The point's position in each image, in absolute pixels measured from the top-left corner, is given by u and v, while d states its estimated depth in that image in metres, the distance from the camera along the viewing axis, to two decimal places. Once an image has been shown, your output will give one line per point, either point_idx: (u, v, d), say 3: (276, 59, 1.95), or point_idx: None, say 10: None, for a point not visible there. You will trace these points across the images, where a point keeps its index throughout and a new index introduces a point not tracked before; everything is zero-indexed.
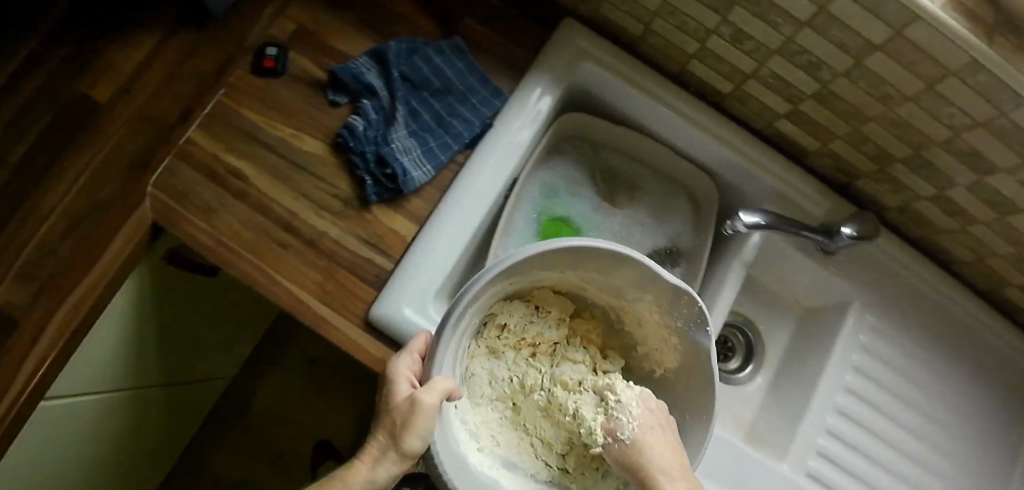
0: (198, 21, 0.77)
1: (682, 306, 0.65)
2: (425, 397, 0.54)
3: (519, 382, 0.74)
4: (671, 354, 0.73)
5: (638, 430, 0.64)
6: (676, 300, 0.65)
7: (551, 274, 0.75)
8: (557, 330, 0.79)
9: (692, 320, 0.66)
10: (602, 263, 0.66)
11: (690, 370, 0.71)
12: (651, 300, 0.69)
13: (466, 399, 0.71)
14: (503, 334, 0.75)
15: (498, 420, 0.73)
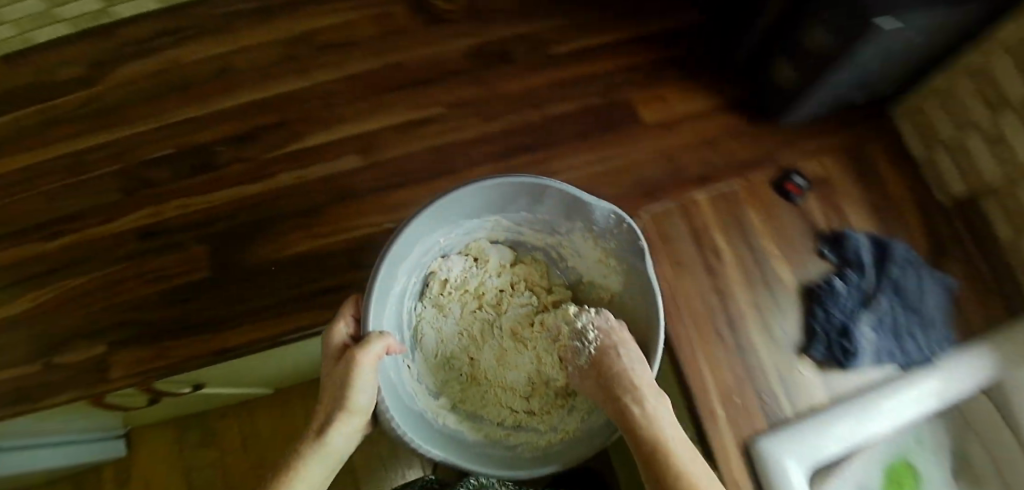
0: (454, 31, 0.83)
1: (603, 224, 0.68)
2: (361, 355, 0.52)
3: (468, 333, 0.75)
4: (614, 279, 0.75)
5: (602, 341, 0.64)
6: (596, 217, 0.68)
7: (487, 219, 0.76)
8: (500, 278, 0.78)
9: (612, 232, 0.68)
10: (526, 198, 0.70)
11: (630, 282, 0.71)
12: (582, 227, 0.72)
13: (418, 356, 0.75)
14: (446, 290, 0.77)
15: (457, 377, 0.75)
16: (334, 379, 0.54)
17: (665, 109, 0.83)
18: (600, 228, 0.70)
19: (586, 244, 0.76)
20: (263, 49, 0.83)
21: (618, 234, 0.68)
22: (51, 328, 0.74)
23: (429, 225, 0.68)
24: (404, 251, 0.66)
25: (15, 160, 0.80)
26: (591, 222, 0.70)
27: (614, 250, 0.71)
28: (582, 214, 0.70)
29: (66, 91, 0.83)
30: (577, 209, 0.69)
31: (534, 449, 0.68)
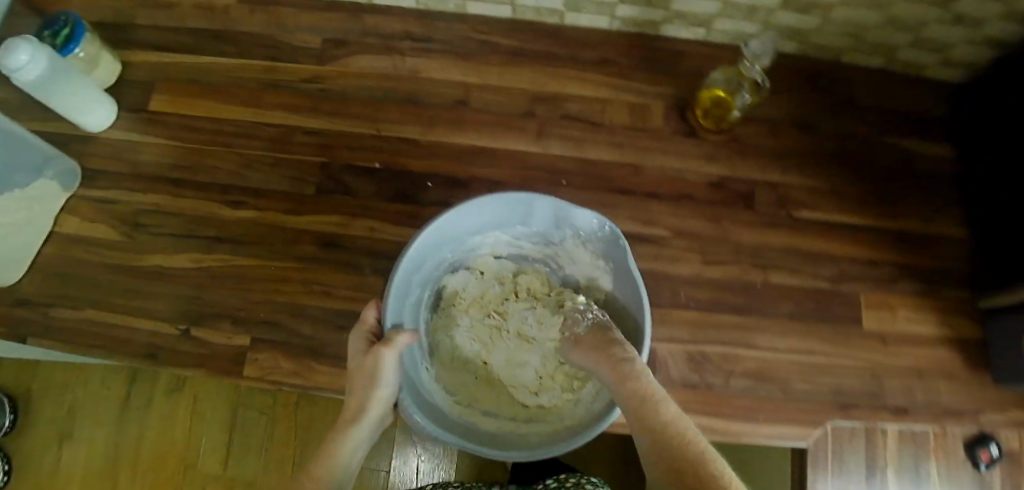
0: (707, 153, 0.77)
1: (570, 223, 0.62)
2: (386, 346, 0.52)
3: (483, 339, 0.68)
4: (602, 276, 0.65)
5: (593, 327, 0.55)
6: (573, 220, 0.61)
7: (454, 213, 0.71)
8: (501, 287, 0.71)
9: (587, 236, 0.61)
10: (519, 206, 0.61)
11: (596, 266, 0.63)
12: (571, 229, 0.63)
13: (466, 386, 0.67)
14: (458, 298, 0.70)
15: (478, 382, 0.67)
16: (359, 366, 0.53)
17: (891, 323, 0.75)
18: (587, 232, 0.62)
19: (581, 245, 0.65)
20: (509, 95, 0.78)
21: (612, 246, 0.61)
22: (204, 299, 0.69)
23: (438, 239, 0.60)
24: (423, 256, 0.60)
25: (221, 99, 0.76)
26: (578, 225, 0.62)
27: (601, 250, 0.63)
28: (570, 219, 0.61)
29: (298, 61, 0.78)
30: (565, 215, 0.61)
31: (544, 435, 0.59)
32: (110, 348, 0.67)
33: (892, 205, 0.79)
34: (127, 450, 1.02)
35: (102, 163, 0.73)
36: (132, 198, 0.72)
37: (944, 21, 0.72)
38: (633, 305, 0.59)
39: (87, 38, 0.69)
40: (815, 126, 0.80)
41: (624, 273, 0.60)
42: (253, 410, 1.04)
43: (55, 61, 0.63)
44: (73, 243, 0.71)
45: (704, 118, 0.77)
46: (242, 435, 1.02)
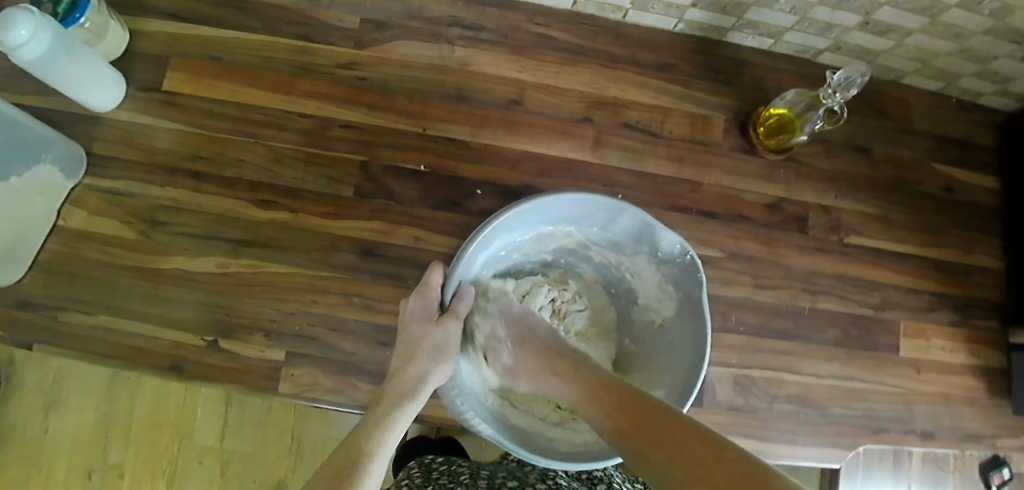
0: (764, 171, 0.75)
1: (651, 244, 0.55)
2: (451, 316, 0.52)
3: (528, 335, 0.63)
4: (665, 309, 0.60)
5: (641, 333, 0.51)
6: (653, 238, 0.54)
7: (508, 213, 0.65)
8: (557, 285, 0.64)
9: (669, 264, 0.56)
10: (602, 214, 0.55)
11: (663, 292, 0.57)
12: (648, 251, 0.57)
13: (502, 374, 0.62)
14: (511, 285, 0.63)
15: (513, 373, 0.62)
16: (420, 337, 0.51)
17: (926, 351, 0.75)
18: (664, 258, 0.56)
19: (652, 271, 0.59)
20: (566, 96, 0.73)
21: (685, 279, 0.54)
22: (234, 306, 0.64)
23: (510, 228, 0.53)
24: (494, 238, 0.54)
25: (253, 84, 0.69)
26: (657, 249, 0.56)
27: (672, 279, 0.57)
28: (650, 238, 0.55)
29: (335, 43, 0.71)
30: (646, 235, 0.55)
31: (568, 445, 0.54)
32: (131, 359, 0.62)
33: (941, 232, 0.77)
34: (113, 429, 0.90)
35: (115, 150, 0.67)
36: (149, 191, 0.66)
37: (1015, 56, 0.70)
38: (692, 350, 0.54)
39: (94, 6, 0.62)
40: (871, 149, 0.77)
41: (692, 311, 0.54)
42: (248, 408, 0.92)
43: (57, 37, 0.55)
44: (83, 238, 0.65)
45: (767, 137, 0.73)
46: (235, 433, 0.92)
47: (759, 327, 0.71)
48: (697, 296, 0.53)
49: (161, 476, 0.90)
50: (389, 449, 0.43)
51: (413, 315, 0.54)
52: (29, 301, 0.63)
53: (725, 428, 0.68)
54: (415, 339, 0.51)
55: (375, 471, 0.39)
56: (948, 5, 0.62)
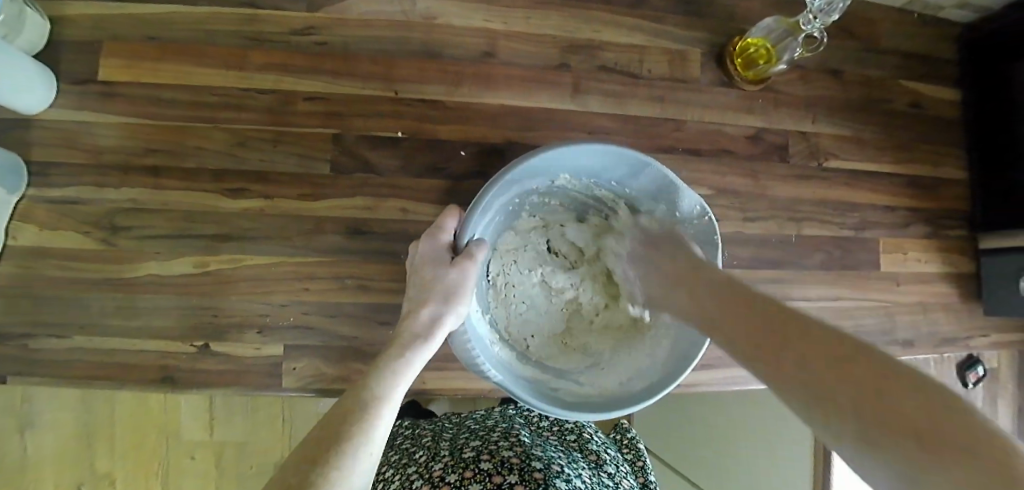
0: (742, 102, 0.74)
1: (672, 199, 0.52)
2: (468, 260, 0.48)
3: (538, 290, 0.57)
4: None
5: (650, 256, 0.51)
6: (671, 195, 0.52)
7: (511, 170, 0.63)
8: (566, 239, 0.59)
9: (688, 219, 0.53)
10: (625, 168, 0.52)
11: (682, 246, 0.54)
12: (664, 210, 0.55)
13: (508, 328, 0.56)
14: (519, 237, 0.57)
15: (523, 324, 0.56)
16: (435, 280, 0.47)
17: (903, 263, 0.78)
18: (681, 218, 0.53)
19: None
20: (540, 43, 0.69)
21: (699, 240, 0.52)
22: (219, 305, 0.61)
23: (527, 173, 0.50)
24: (512, 186, 0.50)
25: (198, 62, 0.63)
26: (675, 209, 0.53)
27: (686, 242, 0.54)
28: (670, 196, 0.52)
29: (284, 7, 0.64)
30: (665, 191, 0.52)
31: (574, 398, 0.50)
32: (120, 375, 0.59)
33: (914, 147, 0.79)
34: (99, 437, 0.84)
35: (54, 154, 0.61)
36: (101, 196, 0.60)
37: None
38: None
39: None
40: (845, 71, 0.77)
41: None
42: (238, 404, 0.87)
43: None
44: (38, 256, 0.60)
45: (745, 69, 0.72)
46: (227, 423, 0.86)
47: (749, 259, 0.73)
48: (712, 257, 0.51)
49: (159, 475, 0.86)
50: (396, 399, 0.40)
51: (428, 255, 0.50)
52: None
53: (726, 360, 0.71)
54: (430, 282, 0.48)
55: (384, 422, 0.37)
56: None
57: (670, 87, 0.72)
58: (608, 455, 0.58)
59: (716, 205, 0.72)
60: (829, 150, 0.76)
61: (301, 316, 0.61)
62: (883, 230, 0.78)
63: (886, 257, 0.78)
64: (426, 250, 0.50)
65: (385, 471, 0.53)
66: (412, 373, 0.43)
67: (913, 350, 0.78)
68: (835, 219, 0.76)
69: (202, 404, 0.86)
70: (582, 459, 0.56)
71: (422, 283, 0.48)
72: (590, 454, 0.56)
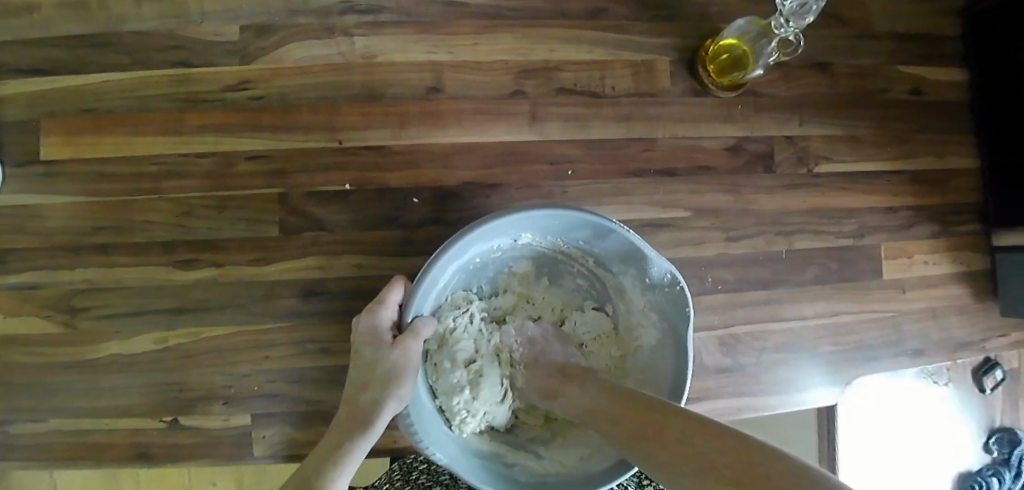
0: (717, 110, 0.68)
1: (643, 266, 0.49)
2: (408, 339, 0.45)
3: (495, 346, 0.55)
4: (646, 333, 0.54)
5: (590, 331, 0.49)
6: (642, 263, 0.49)
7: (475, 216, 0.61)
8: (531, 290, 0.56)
9: (658, 287, 0.50)
10: (590, 230, 0.49)
11: (651, 311, 0.52)
12: (635, 273, 0.51)
13: None
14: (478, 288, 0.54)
15: None
16: (374, 363, 0.45)
17: (909, 269, 0.72)
18: (652, 283, 0.50)
19: (637, 295, 0.54)
20: (489, 70, 0.64)
21: (671, 309, 0.49)
22: (182, 379, 0.60)
23: (485, 234, 0.47)
24: (467, 247, 0.47)
25: (138, 133, 0.62)
26: (646, 274, 0.50)
27: (658, 308, 0.51)
28: (639, 261, 0.49)
29: (217, 63, 0.62)
30: (634, 257, 0.49)
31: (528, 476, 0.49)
32: (95, 456, 0.60)
33: (914, 140, 0.72)
34: None
35: (7, 241, 0.61)
36: (58, 278, 0.61)
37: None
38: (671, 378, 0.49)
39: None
40: (831, 63, 0.69)
41: (673, 346, 0.49)
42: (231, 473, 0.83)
43: None
44: (5, 345, 0.60)
45: (719, 75, 0.65)
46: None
47: (736, 281, 0.68)
48: (682, 330, 0.48)
49: None
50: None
51: (367, 335, 0.47)
52: None
53: (714, 392, 0.67)
54: (369, 366, 0.46)
55: None
56: None
57: (637, 104, 0.67)
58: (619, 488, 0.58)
59: (695, 227, 0.67)
60: (818, 153, 0.69)
61: (263, 383, 0.61)
62: (885, 235, 0.71)
63: (889, 263, 0.71)
64: (365, 329, 0.48)
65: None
66: (352, 460, 0.42)
67: (924, 362, 0.72)
68: (829, 229, 0.70)
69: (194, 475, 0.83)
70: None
71: (365, 363, 0.46)
72: None
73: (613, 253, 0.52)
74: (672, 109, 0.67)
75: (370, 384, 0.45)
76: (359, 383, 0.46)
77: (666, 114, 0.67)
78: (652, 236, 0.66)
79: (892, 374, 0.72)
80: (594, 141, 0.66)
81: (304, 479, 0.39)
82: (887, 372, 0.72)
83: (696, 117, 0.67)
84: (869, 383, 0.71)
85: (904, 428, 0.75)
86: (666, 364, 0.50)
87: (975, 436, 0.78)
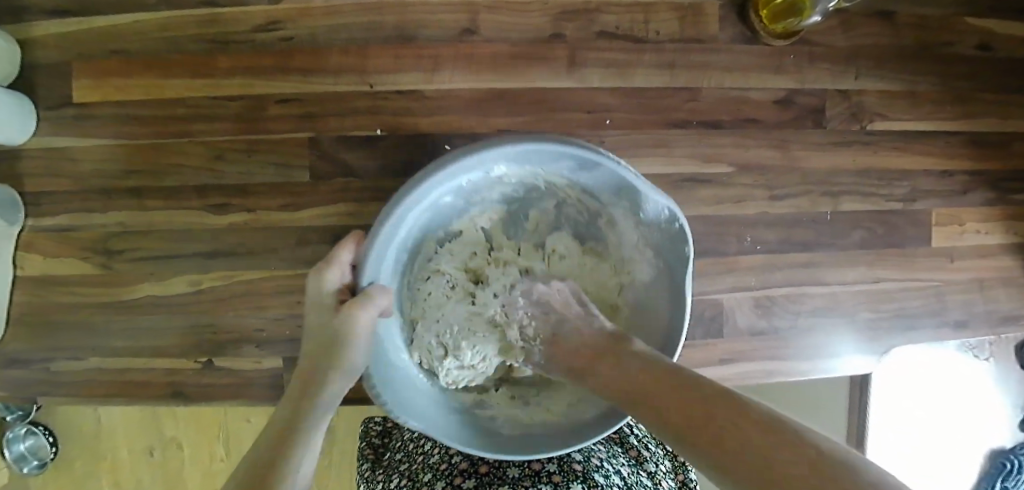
0: (767, 59, 0.63)
1: (637, 201, 0.41)
2: (358, 307, 0.39)
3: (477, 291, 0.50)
4: (642, 270, 0.47)
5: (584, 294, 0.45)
6: (637, 199, 0.41)
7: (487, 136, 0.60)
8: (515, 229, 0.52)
9: (655, 223, 0.42)
10: (573, 166, 0.41)
11: (648, 250, 0.45)
12: (627, 209, 0.44)
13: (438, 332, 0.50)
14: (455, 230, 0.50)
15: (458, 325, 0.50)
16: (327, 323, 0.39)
17: (960, 238, 0.68)
18: (648, 220, 0.43)
19: (629, 229, 0.46)
20: (526, 12, 0.61)
21: (668, 245, 0.42)
22: (214, 323, 0.61)
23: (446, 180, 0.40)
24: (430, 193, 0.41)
25: (165, 75, 0.60)
26: (642, 211, 0.42)
27: (654, 244, 0.44)
28: (632, 197, 0.41)
29: (244, 2, 0.60)
30: (627, 193, 0.41)
31: (515, 426, 0.45)
32: (133, 393, 0.62)
33: (979, 100, 0.67)
34: (138, 451, 0.85)
35: (42, 180, 0.62)
36: (92, 219, 0.61)
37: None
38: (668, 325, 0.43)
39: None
40: (896, 10, 0.64)
41: (674, 290, 0.43)
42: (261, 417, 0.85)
43: None
44: (45, 284, 0.62)
45: (771, 21, 0.61)
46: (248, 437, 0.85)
47: (776, 242, 0.65)
48: (681, 269, 0.42)
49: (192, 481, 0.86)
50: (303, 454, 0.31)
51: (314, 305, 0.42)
52: (16, 356, 0.62)
53: (746, 355, 0.65)
54: (320, 328, 0.40)
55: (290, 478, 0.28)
56: None
57: (682, 51, 0.63)
58: (650, 452, 0.50)
59: (736, 185, 0.64)
60: (874, 109, 0.65)
61: (294, 329, 0.61)
62: (938, 200, 0.67)
63: (940, 230, 0.67)
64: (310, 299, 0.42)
65: (420, 444, 0.49)
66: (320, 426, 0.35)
67: (967, 334, 0.69)
68: (879, 191, 0.66)
69: (224, 417, 0.85)
70: (622, 454, 0.48)
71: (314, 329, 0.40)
72: (631, 449, 0.49)
73: (600, 188, 0.44)
74: (719, 59, 0.63)
75: (321, 346, 0.39)
76: (307, 354, 0.40)
77: (712, 63, 0.63)
78: (691, 194, 0.64)
79: (933, 343, 0.69)
80: (632, 90, 0.62)
81: (257, 449, 0.31)
82: (926, 342, 0.69)
83: (744, 67, 0.63)
84: (903, 344, 0.68)
85: (940, 398, 0.73)
86: (660, 309, 0.45)
87: (1011, 410, 0.76)
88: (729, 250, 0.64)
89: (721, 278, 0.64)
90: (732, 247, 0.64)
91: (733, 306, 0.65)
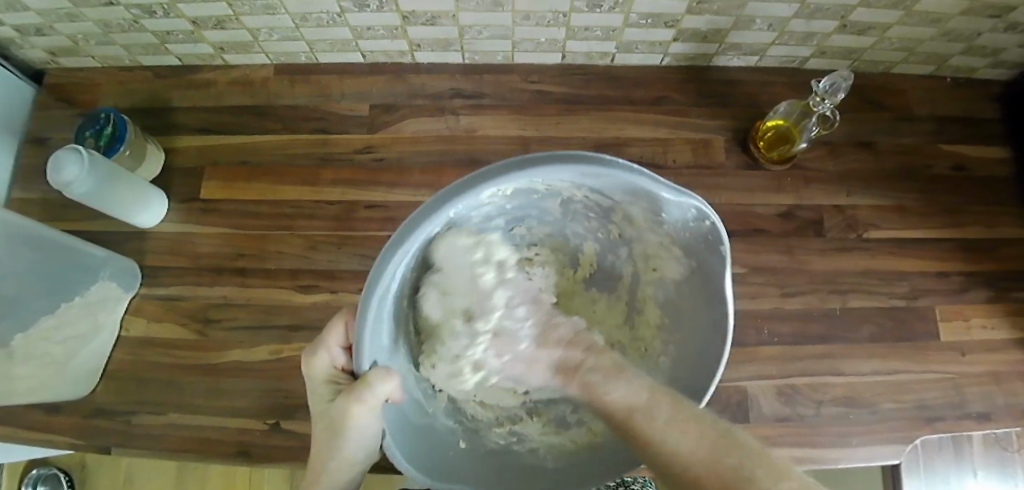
0: (765, 179, 0.77)
1: (653, 207, 0.45)
2: (358, 399, 0.41)
3: None
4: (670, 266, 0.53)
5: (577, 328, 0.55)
6: (649, 205, 0.45)
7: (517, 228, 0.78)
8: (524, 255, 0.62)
9: (667, 223, 0.47)
10: (573, 172, 0.39)
11: (671, 248, 0.51)
12: (646, 206, 0.45)
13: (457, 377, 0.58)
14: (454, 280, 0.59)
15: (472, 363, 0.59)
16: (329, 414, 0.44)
17: (965, 332, 0.75)
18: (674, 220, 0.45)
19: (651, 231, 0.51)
20: (568, 144, 0.77)
21: (699, 246, 0.46)
22: (290, 390, 0.69)
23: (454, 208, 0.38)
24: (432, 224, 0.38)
25: (281, 182, 0.76)
26: (660, 209, 0.45)
27: (683, 244, 0.48)
28: (651, 201, 0.44)
29: (350, 131, 0.78)
30: (642, 193, 0.42)
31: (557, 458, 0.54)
32: (205, 450, 0.67)
33: (956, 213, 0.78)
34: None
35: (164, 260, 0.75)
36: (200, 293, 0.73)
37: (998, 30, 0.68)
38: (708, 309, 0.48)
39: (130, 132, 0.72)
40: (871, 144, 0.79)
41: (703, 278, 0.48)
42: None
43: (99, 165, 0.64)
44: (148, 345, 0.72)
45: (768, 150, 0.76)
46: None
47: (790, 332, 0.73)
48: (717, 268, 0.45)
49: None
50: None
51: (329, 375, 0.47)
52: (107, 407, 0.70)
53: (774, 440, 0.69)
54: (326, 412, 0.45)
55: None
56: (889, 24, 0.68)
57: (694, 172, 0.77)
58: None
59: (749, 281, 0.74)
60: (864, 219, 0.77)
61: None
62: (935, 298, 0.75)
63: (944, 323, 0.75)
64: (327, 369, 0.47)
65: None
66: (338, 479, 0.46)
67: (992, 428, 0.72)
68: (879, 289, 0.75)
69: None
70: None
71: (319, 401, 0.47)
72: None
73: (619, 193, 0.44)
74: (725, 179, 0.77)
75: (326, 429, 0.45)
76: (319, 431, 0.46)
77: (719, 182, 0.77)
78: None
79: (961, 435, 0.72)
80: None
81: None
82: (953, 434, 0.71)
83: (746, 186, 0.77)
84: (923, 427, 0.71)
85: None
86: (700, 301, 0.50)
87: None
88: (749, 339, 0.72)
89: (745, 366, 0.71)
90: (750, 337, 0.72)
91: (757, 390, 0.70)
